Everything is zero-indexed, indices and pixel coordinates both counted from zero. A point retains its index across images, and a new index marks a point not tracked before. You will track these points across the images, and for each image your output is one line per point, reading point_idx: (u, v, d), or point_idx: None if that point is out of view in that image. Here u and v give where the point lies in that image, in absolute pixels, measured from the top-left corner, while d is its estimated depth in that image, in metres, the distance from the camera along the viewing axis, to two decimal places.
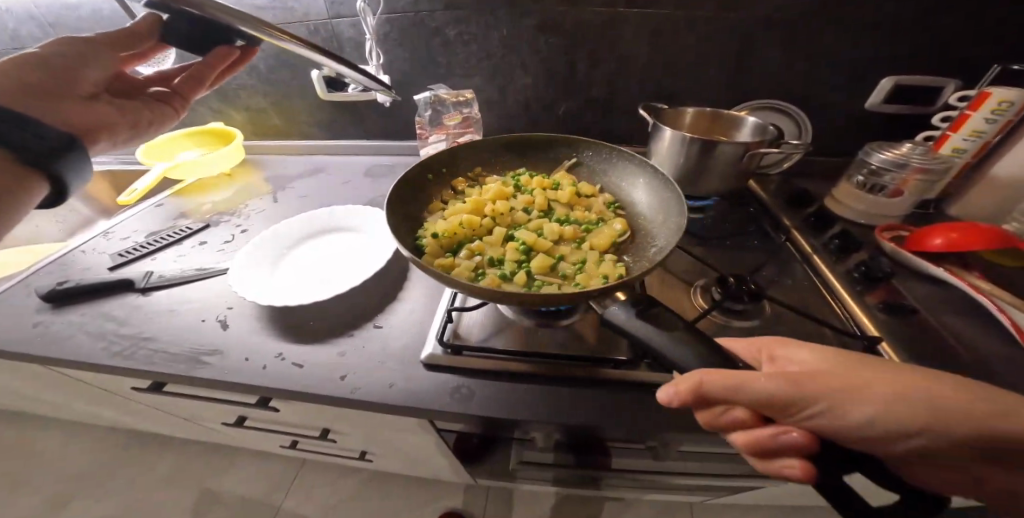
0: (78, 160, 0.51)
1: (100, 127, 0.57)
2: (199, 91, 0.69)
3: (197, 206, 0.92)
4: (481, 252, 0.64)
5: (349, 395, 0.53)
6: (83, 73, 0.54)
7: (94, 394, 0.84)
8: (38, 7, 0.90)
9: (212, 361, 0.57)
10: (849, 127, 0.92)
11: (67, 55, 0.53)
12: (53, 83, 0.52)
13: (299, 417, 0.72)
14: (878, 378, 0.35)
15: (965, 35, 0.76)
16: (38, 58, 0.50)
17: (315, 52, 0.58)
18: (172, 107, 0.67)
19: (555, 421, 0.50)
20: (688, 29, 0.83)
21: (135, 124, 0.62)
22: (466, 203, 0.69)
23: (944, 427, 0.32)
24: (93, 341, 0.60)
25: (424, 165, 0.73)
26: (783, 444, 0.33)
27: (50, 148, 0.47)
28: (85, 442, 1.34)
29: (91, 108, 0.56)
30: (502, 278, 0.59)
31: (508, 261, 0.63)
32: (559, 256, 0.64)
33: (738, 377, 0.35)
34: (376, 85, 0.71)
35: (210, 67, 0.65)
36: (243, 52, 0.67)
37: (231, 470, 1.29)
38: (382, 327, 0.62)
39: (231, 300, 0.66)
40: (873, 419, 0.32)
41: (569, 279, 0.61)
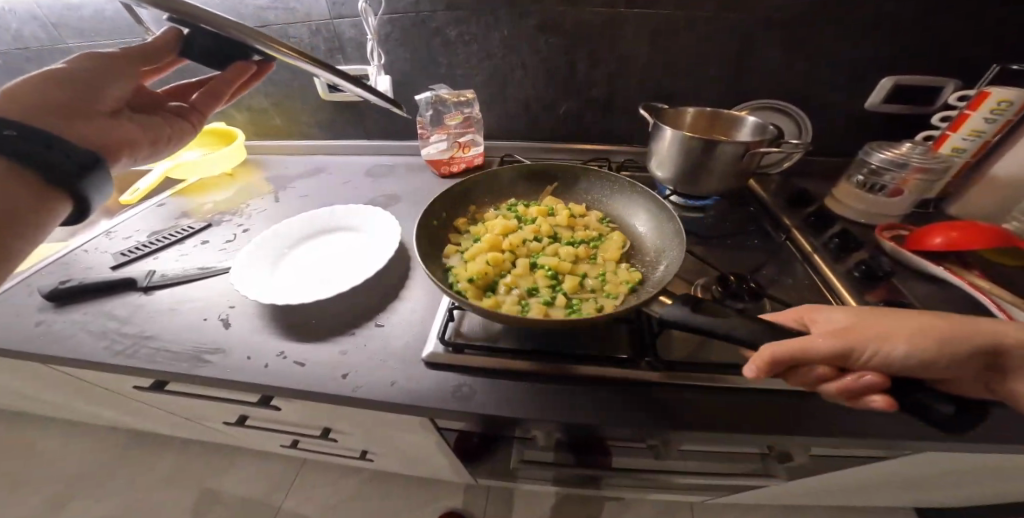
0: (101, 179, 0.50)
1: (120, 143, 0.56)
2: (216, 106, 0.69)
3: (198, 205, 0.93)
4: (515, 284, 0.62)
5: (351, 393, 0.53)
6: (106, 88, 0.53)
7: (95, 394, 0.84)
8: (41, 8, 0.90)
9: (214, 360, 0.57)
10: (849, 127, 0.92)
11: (92, 71, 0.53)
12: (77, 99, 0.51)
13: (301, 416, 0.73)
14: (907, 321, 0.40)
15: (965, 35, 0.76)
16: (65, 74, 0.50)
17: (323, 69, 0.57)
18: (190, 122, 0.67)
19: (556, 419, 0.50)
20: (688, 29, 0.84)
21: (155, 141, 0.61)
22: (482, 243, 0.66)
23: (968, 348, 0.38)
24: (95, 340, 0.60)
25: (432, 206, 0.69)
26: (866, 385, 0.37)
27: (75, 166, 0.47)
28: (86, 442, 1.34)
29: (113, 124, 0.55)
30: (547, 305, 0.58)
31: (542, 288, 0.61)
32: (585, 274, 0.64)
33: (799, 343, 0.39)
34: (387, 104, 0.69)
35: (228, 82, 0.64)
36: (259, 67, 0.66)
37: (232, 470, 1.29)
38: (383, 326, 0.62)
39: (233, 299, 0.66)
40: (911, 354, 0.38)
41: (605, 292, 0.62)
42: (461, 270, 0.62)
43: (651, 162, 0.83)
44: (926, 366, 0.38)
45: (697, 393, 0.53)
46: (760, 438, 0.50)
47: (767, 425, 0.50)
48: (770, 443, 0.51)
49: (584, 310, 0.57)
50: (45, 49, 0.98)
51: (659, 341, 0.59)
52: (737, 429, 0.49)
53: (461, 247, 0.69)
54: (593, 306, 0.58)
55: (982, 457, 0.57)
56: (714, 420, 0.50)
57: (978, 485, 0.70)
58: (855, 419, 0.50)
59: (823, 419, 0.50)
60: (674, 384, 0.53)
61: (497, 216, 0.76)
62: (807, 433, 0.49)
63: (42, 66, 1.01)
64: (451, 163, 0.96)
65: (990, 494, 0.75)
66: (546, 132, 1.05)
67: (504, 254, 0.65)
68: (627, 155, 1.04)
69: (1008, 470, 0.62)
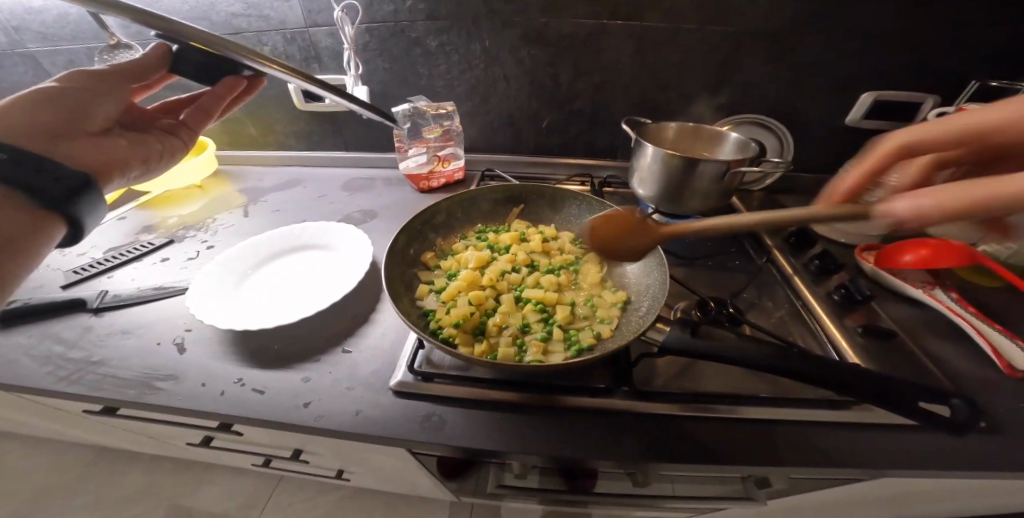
0: (93, 201, 0.46)
1: (108, 162, 0.51)
2: (207, 124, 0.63)
3: (163, 220, 0.89)
4: (507, 323, 0.59)
5: (312, 423, 0.50)
6: (92, 106, 0.49)
7: (46, 413, 0.79)
8: (2, 11, 0.86)
9: (165, 387, 0.54)
10: (833, 144, 0.92)
11: (79, 90, 0.48)
12: (63, 119, 0.47)
13: (268, 439, 0.69)
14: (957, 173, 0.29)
15: (948, 52, 0.76)
16: (52, 92, 0.46)
17: (316, 83, 0.54)
18: (181, 138, 0.61)
19: (529, 451, 0.48)
20: (670, 44, 0.83)
21: (146, 157, 0.56)
22: (460, 280, 0.63)
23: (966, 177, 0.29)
24: (38, 365, 0.57)
25: (396, 250, 0.64)
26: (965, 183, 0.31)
27: (66, 190, 0.43)
28: (46, 457, 1.27)
29: (103, 143, 0.51)
30: (546, 344, 0.56)
31: (535, 324, 0.59)
32: (573, 302, 0.63)
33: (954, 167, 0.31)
34: (375, 114, 0.66)
35: (218, 98, 0.58)
36: (249, 82, 0.61)
37: (204, 487, 1.23)
38: (352, 351, 0.59)
39: (190, 322, 0.63)
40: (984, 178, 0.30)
41: (598, 317, 0.61)
42: (440, 313, 0.58)
43: (634, 177, 0.81)
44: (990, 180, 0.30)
45: (675, 423, 0.51)
46: (737, 468, 0.49)
47: (746, 454, 0.48)
48: (749, 473, 0.50)
49: (581, 342, 0.56)
50: (7, 53, 0.94)
51: (637, 368, 0.57)
52: (713, 460, 0.48)
53: (434, 285, 0.65)
54: (591, 335, 0.57)
55: (956, 479, 0.57)
56: (692, 451, 0.48)
57: (954, 504, 0.70)
58: (831, 446, 0.49)
59: (802, 449, 0.49)
60: (651, 413, 0.52)
61: (467, 245, 0.72)
62: (788, 465, 0.47)
63: (5, 70, 0.97)
64: (431, 178, 0.95)
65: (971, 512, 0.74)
66: (530, 145, 1.04)
67: (486, 292, 0.62)
68: (610, 170, 1.04)
69: (983, 489, 0.61)
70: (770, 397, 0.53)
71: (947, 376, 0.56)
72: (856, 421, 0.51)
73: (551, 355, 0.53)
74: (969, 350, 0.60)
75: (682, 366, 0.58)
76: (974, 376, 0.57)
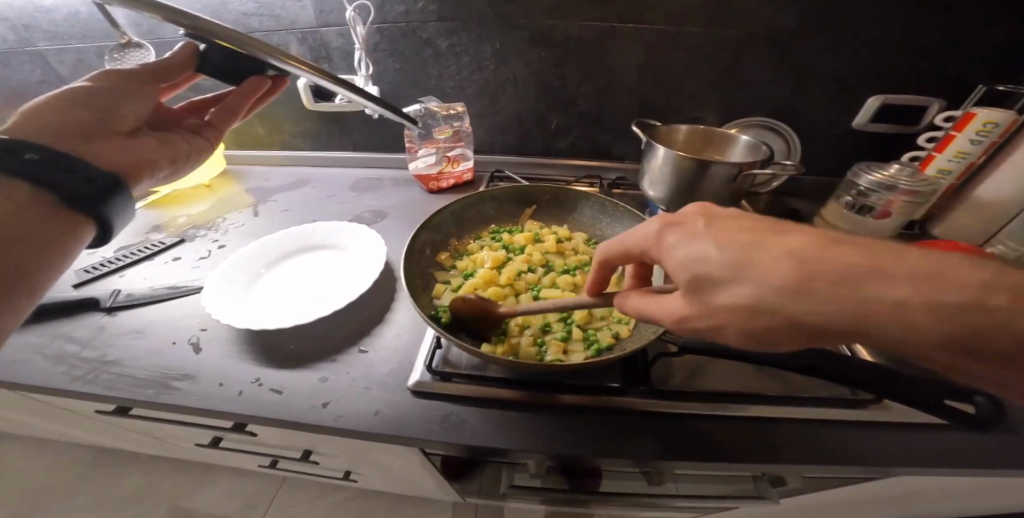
0: (124, 203, 0.46)
1: (138, 162, 0.51)
2: (232, 123, 0.63)
3: (172, 219, 0.89)
4: (528, 323, 0.60)
5: (330, 422, 0.50)
6: (122, 106, 0.49)
7: (49, 412, 0.78)
8: (12, 9, 0.86)
9: (182, 386, 0.53)
10: (840, 146, 0.93)
11: (109, 90, 0.49)
12: (94, 119, 0.47)
13: (279, 439, 0.69)
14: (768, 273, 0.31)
15: (955, 57, 0.77)
16: (84, 93, 0.46)
17: (328, 78, 0.53)
18: (206, 137, 0.61)
19: (549, 451, 0.48)
20: (680, 47, 0.84)
21: (175, 157, 0.56)
22: (477, 280, 0.63)
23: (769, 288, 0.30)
24: (52, 365, 0.56)
25: (412, 250, 0.64)
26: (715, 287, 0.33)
27: (98, 191, 0.43)
28: (44, 458, 1.25)
29: (133, 142, 0.51)
30: (566, 344, 0.57)
31: (554, 324, 0.61)
32: (591, 302, 0.64)
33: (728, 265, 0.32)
34: (393, 114, 0.67)
35: (243, 98, 0.59)
36: (273, 83, 0.61)
37: (206, 488, 1.22)
38: (368, 352, 0.59)
39: (205, 321, 0.63)
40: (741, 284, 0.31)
41: (616, 318, 0.62)
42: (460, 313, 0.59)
43: (644, 179, 0.81)
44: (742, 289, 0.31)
45: (693, 422, 0.52)
46: (755, 467, 0.49)
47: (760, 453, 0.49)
48: (765, 471, 0.50)
49: (601, 343, 0.57)
50: (15, 51, 0.94)
51: (654, 368, 0.58)
52: (730, 459, 0.48)
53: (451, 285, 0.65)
54: (610, 336, 0.58)
55: (967, 479, 0.57)
56: (711, 450, 0.49)
57: (963, 504, 0.70)
58: (847, 446, 0.49)
59: (816, 448, 0.49)
60: (669, 413, 0.52)
61: (482, 245, 0.73)
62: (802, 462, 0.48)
63: (12, 69, 0.97)
64: (440, 179, 0.95)
65: (979, 512, 0.75)
66: (537, 147, 1.04)
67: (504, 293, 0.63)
68: (618, 172, 1.04)
69: (992, 488, 0.62)
70: (786, 396, 0.53)
71: None
72: (870, 421, 0.51)
73: (572, 356, 0.55)
74: None
75: (697, 365, 0.58)
76: None
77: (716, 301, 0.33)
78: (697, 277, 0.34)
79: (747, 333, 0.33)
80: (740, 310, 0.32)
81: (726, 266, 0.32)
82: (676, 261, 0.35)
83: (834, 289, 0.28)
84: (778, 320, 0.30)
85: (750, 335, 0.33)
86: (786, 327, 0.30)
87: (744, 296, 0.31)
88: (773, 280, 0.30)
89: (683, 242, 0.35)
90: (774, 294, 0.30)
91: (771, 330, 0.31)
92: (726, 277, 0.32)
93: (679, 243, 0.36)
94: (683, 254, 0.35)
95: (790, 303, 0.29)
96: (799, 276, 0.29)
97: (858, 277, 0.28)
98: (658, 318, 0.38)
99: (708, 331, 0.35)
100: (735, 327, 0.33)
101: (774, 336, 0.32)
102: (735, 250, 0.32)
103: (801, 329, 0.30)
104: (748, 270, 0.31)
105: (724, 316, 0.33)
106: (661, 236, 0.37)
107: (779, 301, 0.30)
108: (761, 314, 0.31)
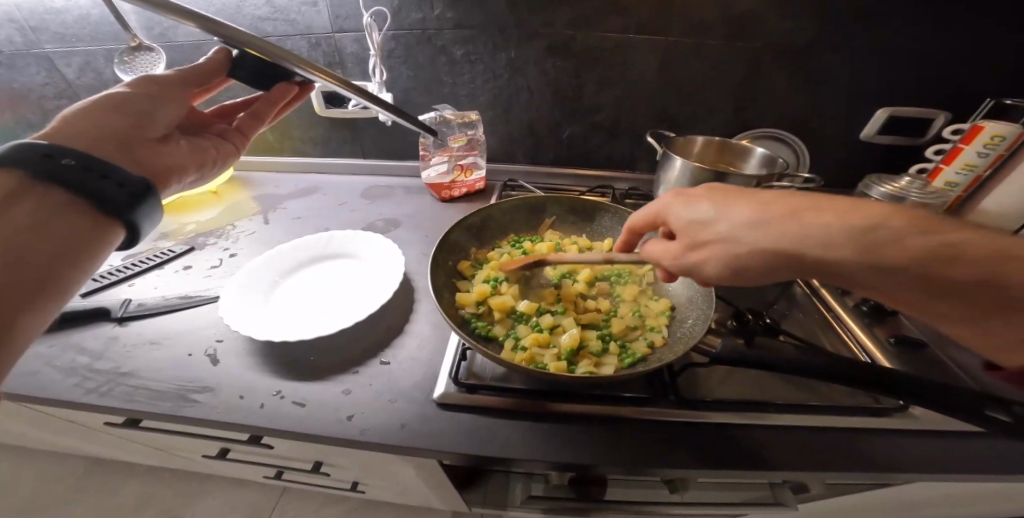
0: (154, 208, 0.45)
1: (168, 168, 0.50)
2: (260, 127, 0.62)
3: (179, 226, 0.88)
4: (556, 332, 0.61)
5: (357, 436, 0.49)
6: (153, 111, 0.48)
7: (44, 422, 0.74)
8: (19, 10, 0.85)
9: (201, 399, 0.52)
10: (849, 158, 0.94)
11: (144, 95, 0.48)
12: (130, 126, 0.46)
13: (293, 452, 0.66)
14: (748, 211, 0.39)
15: (962, 73, 0.79)
16: (119, 100, 0.46)
17: (350, 90, 0.53)
18: (233, 144, 0.60)
19: (581, 461, 0.48)
20: (694, 58, 0.85)
21: (203, 164, 0.55)
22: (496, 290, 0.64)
23: (748, 226, 0.38)
24: (64, 376, 0.55)
25: (435, 261, 0.65)
26: (710, 235, 0.41)
27: (128, 196, 0.42)
28: (32, 466, 1.20)
29: (165, 149, 0.50)
30: (599, 357, 0.58)
31: (590, 337, 0.61)
32: (621, 314, 0.66)
33: (714, 215, 0.41)
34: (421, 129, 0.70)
35: (271, 103, 0.58)
36: (301, 88, 0.60)
37: (202, 500, 1.16)
38: (390, 364, 0.59)
39: (221, 332, 0.62)
40: (727, 229, 0.40)
41: (648, 326, 0.64)
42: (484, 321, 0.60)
43: (659, 190, 0.82)
44: (728, 232, 0.39)
45: (722, 431, 0.51)
46: (788, 476, 0.49)
47: (790, 460, 0.49)
48: (794, 480, 0.50)
49: (639, 354, 0.58)
50: (20, 53, 0.92)
51: (679, 378, 0.58)
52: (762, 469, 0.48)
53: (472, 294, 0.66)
54: (646, 346, 0.59)
55: (990, 486, 0.58)
56: (743, 460, 0.49)
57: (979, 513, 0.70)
58: (876, 455, 0.50)
59: (846, 456, 0.49)
60: (697, 422, 0.52)
61: (502, 254, 0.75)
62: (830, 470, 0.48)
63: (16, 70, 0.95)
64: (452, 187, 0.95)
65: None
66: (549, 156, 1.05)
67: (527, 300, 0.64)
68: (629, 182, 1.05)
69: (1008, 496, 0.62)
70: (813, 405, 0.54)
71: (975, 382, 0.58)
72: (895, 428, 0.52)
73: (604, 367, 0.55)
74: (998, 361, 0.62)
75: (721, 373, 0.59)
76: (1002, 386, 0.58)
77: (705, 238, 0.42)
78: (692, 224, 0.43)
79: (726, 264, 0.40)
80: (725, 242, 0.40)
81: (715, 212, 0.41)
82: (683, 217, 0.44)
83: (789, 226, 0.36)
84: (745, 248, 0.38)
85: (730, 266, 0.40)
86: (755, 258, 0.38)
87: (720, 231, 0.40)
88: (742, 216, 0.39)
89: (687, 202, 0.45)
90: (743, 228, 0.38)
91: (744, 262, 0.39)
92: (713, 220, 0.41)
93: (681, 203, 0.45)
94: (686, 211, 0.44)
95: (759, 233, 0.37)
96: (768, 212, 0.38)
97: (812, 221, 0.35)
98: (664, 261, 0.48)
99: (698, 266, 0.43)
100: (719, 261, 0.41)
101: (745, 265, 0.39)
102: (723, 204, 0.41)
103: (764, 257, 0.37)
104: (729, 214, 0.40)
105: (714, 250, 0.41)
106: (668, 201, 0.47)
107: (752, 232, 0.38)
108: (736, 244, 0.39)
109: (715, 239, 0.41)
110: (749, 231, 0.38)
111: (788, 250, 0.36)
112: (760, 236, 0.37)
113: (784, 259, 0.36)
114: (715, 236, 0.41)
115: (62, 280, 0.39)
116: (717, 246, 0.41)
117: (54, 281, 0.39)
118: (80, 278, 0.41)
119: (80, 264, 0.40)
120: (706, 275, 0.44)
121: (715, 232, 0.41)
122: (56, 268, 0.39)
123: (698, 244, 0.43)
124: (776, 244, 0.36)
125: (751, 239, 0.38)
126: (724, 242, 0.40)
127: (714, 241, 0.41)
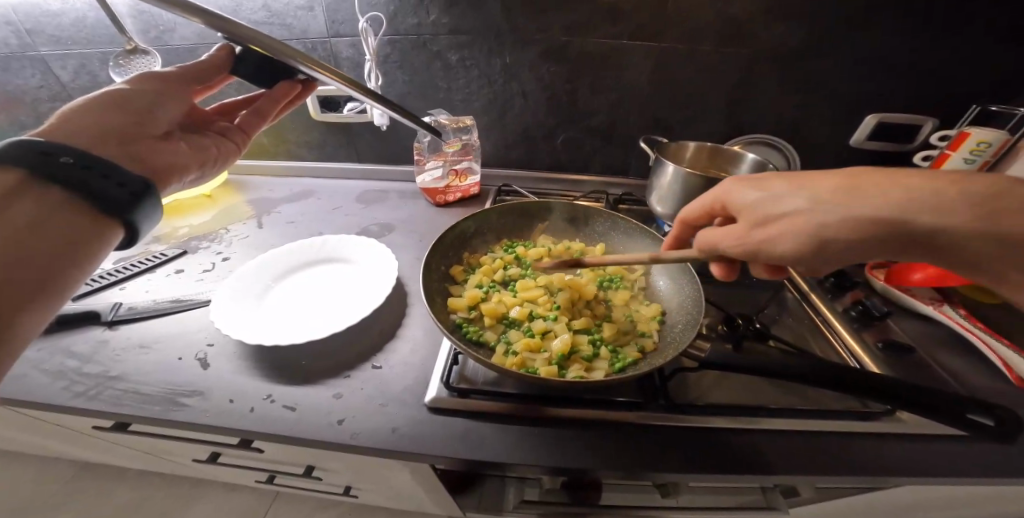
0: (154, 207, 0.45)
1: (168, 167, 0.50)
2: (260, 125, 0.62)
3: (172, 229, 0.88)
4: (548, 337, 0.61)
5: (347, 440, 0.49)
6: (154, 109, 0.48)
7: (32, 426, 0.73)
8: (15, 13, 0.85)
9: (191, 403, 0.52)
10: (839, 164, 0.96)
11: (145, 93, 0.48)
12: (129, 123, 0.46)
13: (283, 457, 0.66)
14: (834, 184, 0.37)
15: (949, 81, 0.80)
16: (119, 97, 0.46)
17: (359, 90, 0.52)
18: (233, 142, 0.60)
19: (572, 464, 0.48)
20: (687, 64, 0.86)
21: (204, 162, 0.55)
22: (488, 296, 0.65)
23: (836, 197, 0.37)
24: (51, 380, 0.55)
25: (427, 266, 0.65)
26: (781, 212, 0.40)
27: (129, 196, 0.42)
28: (20, 471, 1.19)
29: (166, 147, 0.50)
30: (590, 361, 0.58)
31: (582, 341, 0.62)
32: (613, 319, 0.67)
33: (785, 192, 0.40)
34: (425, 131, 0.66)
35: (274, 101, 0.58)
36: (303, 86, 0.60)
37: (192, 505, 1.15)
38: (381, 368, 0.59)
39: (212, 336, 0.62)
40: (806, 204, 0.38)
41: (639, 331, 0.65)
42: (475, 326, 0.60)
43: (652, 195, 0.83)
44: (809, 205, 0.38)
45: (713, 435, 0.52)
46: (778, 480, 0.49)
47: (780, 463, 0.49)
48: (784, 483, 0.50)
49: (630, 360, 0.59)
50: (15, 55, 0.92)
51: (671, 382, 0.58)
52: (752, 473, 0.48)
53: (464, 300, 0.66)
54: (637, 350, 0.60)
55: (975, 490, 0.58)
56: (733, 464, 0.49)
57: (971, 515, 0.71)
58: (865, 459, 0.50)
59: (835, 460, 0.50)
60: (689, 425, 0.52)
61: (495, 259, 0.75)
62: (820, 473, 0.48)
63: (10, 72, 0.95)
64: (447, 192, 0.95)
65: None
66: (544, 162, 1.06)
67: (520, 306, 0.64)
68: (622, 187, 1.06)
69: (995, 500, 0.63)
70: (803, 410, 0.54)
71: (963, 387, 0.59)
72: (884, 431, 0.53)
73: (594, 372, 0.56)
74: (984, 365, 0.63)
75: (712, 377, 0.60)
76: (989, 389, 0.59)
77: (777, 214, 0.40)
78: (759, 204, 0.42)
79: (804, 239, 0.38)
80: (805, 215, 0.38)
81: (788, 188, 0.40)
82: (750, 197, 0.43)
83: (885, 195, 0.35)
84: (833, 219, 0.36)
85: (808, 241, 0.38)
86: (844, 229, 0.36)
87: (798, 205, 0.39)
88: (826, 187, 0.38)
89: (752, 184, 0.44)
90: (829, 199, 0.37)
91: (826, 234, 0.37)
92: (786, 196, 0.40)
93: (745, 185, 0.44)
94: (753, 192, 0.43)
95: (849, 203, 0.36)
96: (855, 184, 0.37)
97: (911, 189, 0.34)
98: (724, 244, 0.45)
99: (768, 245, 0.41)
100: (795, 238, 0.39)
101: (829, 238, 0.37)
102: (798, 181, 0.40)
103: (857, 228, 0.35)
104: (807, 189, 0.39)
105: (788, 226, 0.39)
106: (728, 185, 0.47)
107: (838, 203, 0.36)
108: (818, 218, 0.37)
109: (791, 214, 0.39)
110: (839, 201, 0.37)
111: (890, 217, 0.34)
112: (855, 206, 0.35)
113: (882, 228, 0.35)
114: (789, 211, 0.39)
115: (62, 279, 0.39)
116: (793, 220, 0.39)
117: (54, 281, 0.39)
118: (80, 278, 0.41)
119: (81, 264, 0.40)
120: (777, 254, 0.41)
121: (790, 208, 0.39)
122: (56, 268, 0.39)
123: (764, 223, 0.41)
124: (877, 212, 0.34)
125: (844, 209, 0.36)
126: (801, 216, 0.38)
127: (787, 218, 0.39)
